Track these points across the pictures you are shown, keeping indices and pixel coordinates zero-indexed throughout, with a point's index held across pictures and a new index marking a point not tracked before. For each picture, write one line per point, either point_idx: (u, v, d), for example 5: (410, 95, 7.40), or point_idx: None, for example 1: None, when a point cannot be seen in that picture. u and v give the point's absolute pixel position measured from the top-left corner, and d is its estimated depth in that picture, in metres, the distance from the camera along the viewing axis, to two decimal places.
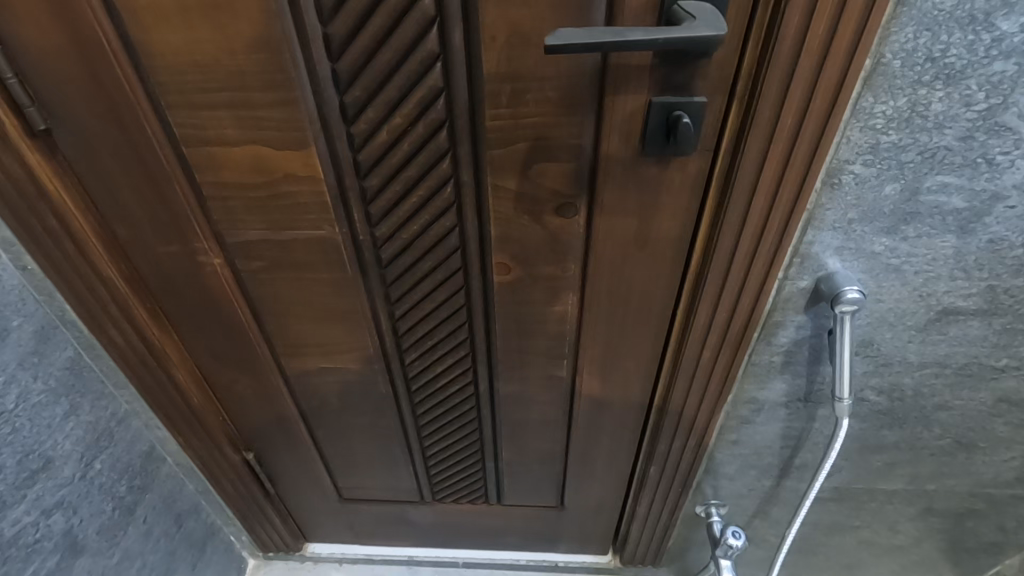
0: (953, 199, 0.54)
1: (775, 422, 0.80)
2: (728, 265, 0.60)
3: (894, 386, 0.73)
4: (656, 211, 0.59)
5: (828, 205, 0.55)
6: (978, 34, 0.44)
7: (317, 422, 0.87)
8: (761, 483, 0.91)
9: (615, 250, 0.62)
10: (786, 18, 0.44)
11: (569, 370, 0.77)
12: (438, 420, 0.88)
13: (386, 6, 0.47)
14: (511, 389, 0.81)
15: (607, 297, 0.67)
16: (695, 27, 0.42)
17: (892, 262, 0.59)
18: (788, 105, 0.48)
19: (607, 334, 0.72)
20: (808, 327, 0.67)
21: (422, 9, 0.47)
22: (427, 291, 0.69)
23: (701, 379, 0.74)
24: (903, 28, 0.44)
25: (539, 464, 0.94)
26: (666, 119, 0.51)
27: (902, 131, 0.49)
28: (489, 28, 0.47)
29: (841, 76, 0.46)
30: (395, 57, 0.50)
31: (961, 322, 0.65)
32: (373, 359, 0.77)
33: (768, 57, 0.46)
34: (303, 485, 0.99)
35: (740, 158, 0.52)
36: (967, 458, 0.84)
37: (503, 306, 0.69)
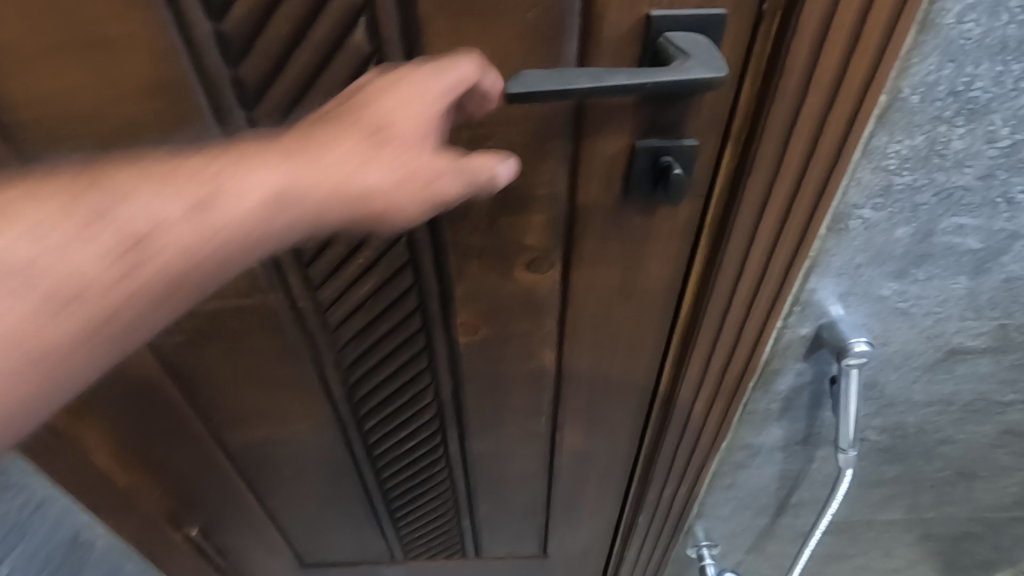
0: (969, 239, 0.48)
1: (771, 465, 0.75)
2: (724, 319, 0.54)
3: (896, 425, 0.68)
4: (641, 261, 0.52)
5: (833, 252, 0.49)
6: (1007, 65, 0.38)
7: (271, 492, 0.78)
8: (756, 522, 0.86)
9: (598, 302, 0.55)
10: (792, 49, 0.37)
11: (550, 424, 0.70)
12: (408, 478, 0.79)
13: (308, 43, 0.38)
14: (485, 447, 0.73)
15: (589, 351, 0.60)
16: (689, 68, 0.35)
17: (899, 306, 0.54)
18: (792, 147, 0.41)
19: (590, 388, 0.64)
20: (809, 373, 0.61)
21: (355, 45, 0.39)
22: (386, 353, 0.61)
23: (693, 430, 0.67)
24: (924, 59, 0.37)
25: (519, 517, 0.87)
26: (653, 164, 0.44)
27: (917, 171, 0.43)
28: None
29: (852, 116, 0.39)
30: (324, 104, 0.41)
31: (969, 361, 0.60)
32: (328, 426, 0.69)
33: (770, 94, 0.39)
34: (260, 554, 0.90)
35: (737, 206, 0.46)
36: (967, 487, 0.80)
37: (472, 367, 0.61)
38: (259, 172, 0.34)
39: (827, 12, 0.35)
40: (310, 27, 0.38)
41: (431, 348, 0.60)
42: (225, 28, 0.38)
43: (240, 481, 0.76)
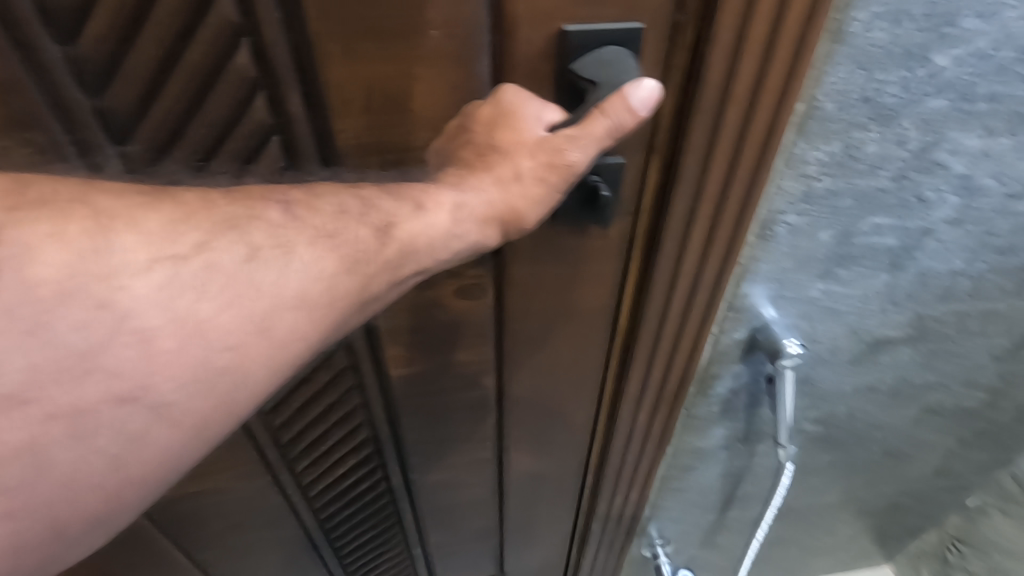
0: (886, 238, 0.49)
1: (717, 465, 0.75)
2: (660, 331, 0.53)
3: (830, 415, 0.70)
4: (576, 283, 0.50)
5: (762, 258, 0.49)
6: (913, 71, 0.38)
7: (199, 553, 0.72)
8: (706, 518, 0.87)
9: (533, 326, 0.53)
10: (709, 60, 0.36)
11: (493, 448, 0.68)
12: (349, 514, 0.76)
13: (184, 65, 0.35)
14: (429, 475, 0.70)
15: (529, 375, 0.58)
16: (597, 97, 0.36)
17: (827, 305, 0.55)
18: (716, 159, 0.41)
19: (532, 411, 0.62)
20: (746, 374, 0.61)
21: (238, 67, 0.36)
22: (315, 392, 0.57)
23: (639, 441, 0.67)
24: (836, 67, 0.37)
25: (472, 541, 0.84)
26: (579, 184, 0.42)
27: (836, 176, 0.44)
28: (336, 91, 0.37)
29: (773, 123, 0.39)
30: (213, 128, 0.38)
31: (892, 350, 0.62)
32: (254, 474, 0.64)
33: (691, 107, 0.38)
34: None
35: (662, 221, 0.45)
36: (896, 464, 0.84)
37: (408, 398, 0.59)
38: (433, 193, 0.36)
39: (740, 21, 0.34)
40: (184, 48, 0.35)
41: (364, 385, 0.57)
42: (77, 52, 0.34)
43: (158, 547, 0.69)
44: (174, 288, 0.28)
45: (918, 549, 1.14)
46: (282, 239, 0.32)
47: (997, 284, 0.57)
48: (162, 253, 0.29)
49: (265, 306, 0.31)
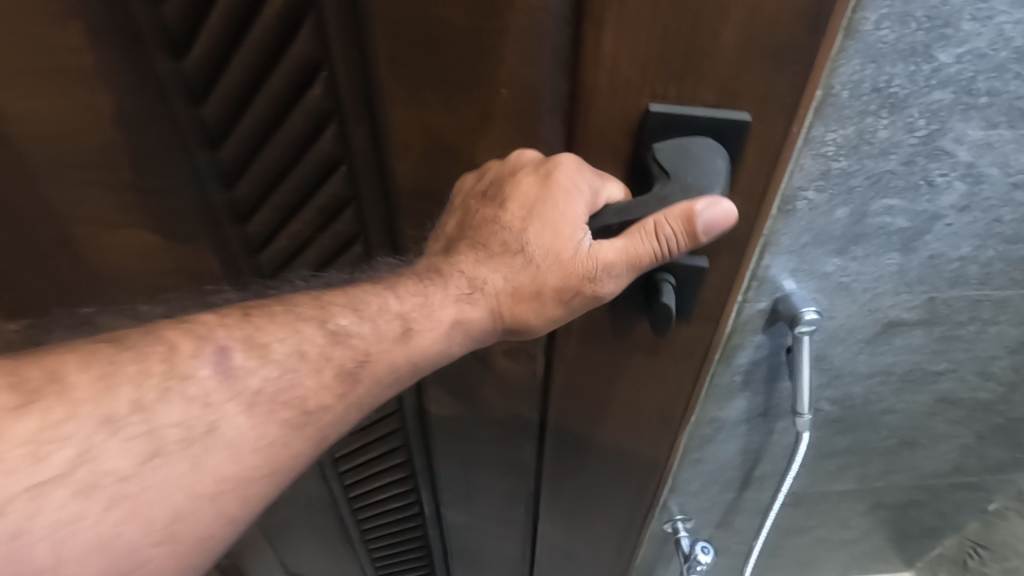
0: (897, 219, 0.55)
1: (735, 438, 0.81)
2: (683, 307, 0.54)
3: (845, 396, 0.75)
4: (623, 376, 0.58)
5: (783, 231, 0.55)
6: (919, 66, 0.45)
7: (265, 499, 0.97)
8: (724, 496, 0.92)
9: (584, 381, 0.61)
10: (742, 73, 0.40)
11: (507, 478, 0.85)
12: (373, 486, 0.99)
13: (272, 93, 0.57)
14: (452, 461, 0.86)
15: (572, 418, 0.65)
16: (668, 193, 0.44)
17: (842, 281, 0.61)
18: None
19: (573, 454, 0.70)
20: (767, 346, 0.67)
21: (311, 102, 0.56)
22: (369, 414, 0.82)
23: (658, 462, 0.67)
24: (850, 60, 0.44)
25: (485, 532, 0.99)
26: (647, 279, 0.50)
27: (851, 158, 0.50)
28: (404, 140, 0.54)
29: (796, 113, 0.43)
30: (292, 138, 0.60)
31: (906, 332, 0.67)
32: None
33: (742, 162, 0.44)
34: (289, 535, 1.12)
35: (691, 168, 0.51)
36: (911, 455, 0.88)
37: (439, 399, 0.77)
38: (421, 320, 0.54)
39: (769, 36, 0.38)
40: (272, 79, 0.56)
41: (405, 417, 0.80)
42: (186, 68, 0.58)
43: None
44: (50, 508, 0.39)
45: (938, 555, 1.15)
46: (194, 422, 0.45)
47: (1006, 273, 0.62)
48: (31, 479, 0.39)
49: (171, 487, 0.44)
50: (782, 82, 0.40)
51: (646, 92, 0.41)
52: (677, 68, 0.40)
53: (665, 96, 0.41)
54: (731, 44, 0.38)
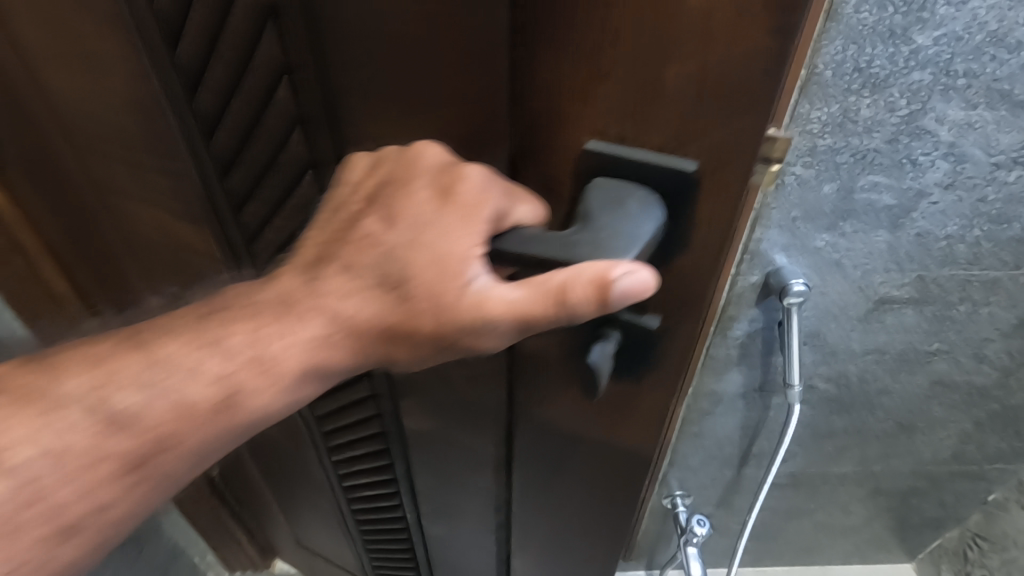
0: (884, 196, 0.58)
1: (733, 413, 0.84)
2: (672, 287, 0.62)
3: (840, 374, 0.78)
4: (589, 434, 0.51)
5: (774, 205, 0.59)
6: (897, 48, 0.48)
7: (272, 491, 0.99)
8: (724, 473, 0.96)
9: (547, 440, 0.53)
10: None
11: (481, 546, 0.75)
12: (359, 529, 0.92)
13: (248, 92, 0.42)
14: (435, 527, 0.77)
15: (533, 475, 0.59)
16: (576, 239, 0.34)
17: (833, 257, 0.64)
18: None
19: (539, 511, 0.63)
20: (760, 320, 0.71)
21: (282, 104, 0.41)
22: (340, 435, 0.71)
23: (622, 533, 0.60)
24: (832, 41, 0.48)
25: None
26: (596, 332, 0.42)
27: (836, 135, 0.54)
28: (354, 166, 0.40)
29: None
30: (271, 139, 0.43)
31: (897, 311, 0.70)
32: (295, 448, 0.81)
33: (700, 205, 0.34)
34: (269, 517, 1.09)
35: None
36: (909, 439, 0.90)
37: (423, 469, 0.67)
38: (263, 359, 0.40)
39: None
40: (247, 67, 0.40)
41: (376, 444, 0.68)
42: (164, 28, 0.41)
43: (239, 451, 0.96)
44: None
45: (940, 547, 1.17)
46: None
47: (994, 253, 0.64)
48: None
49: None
50: (746, 125, 0.31)
51: (581, 125, 0.33)
52: (633, 101, 0.32)
53: (604, 133, 0.33)
54: (681, 77, 0.30)
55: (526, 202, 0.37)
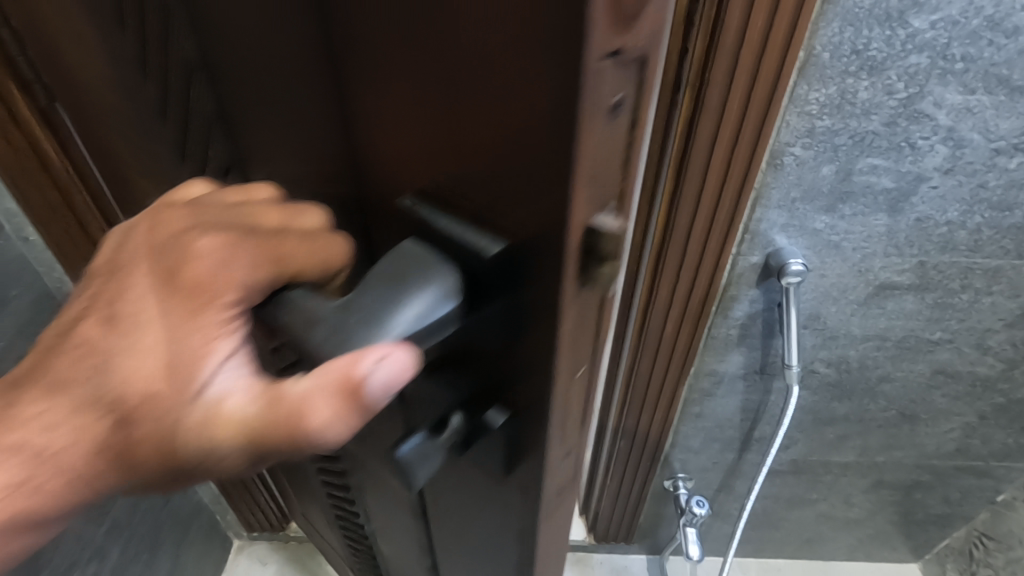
0: (882, 180, 0.60)
1: (734, 395, 0.86)
2: (676, 273, 0.70)
3: (841, 359, 0.79)
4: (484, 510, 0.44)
5: (773, 185, 0.61)
6: (894, 31, 0.50)
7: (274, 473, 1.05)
8: (725, 457, 0.97)
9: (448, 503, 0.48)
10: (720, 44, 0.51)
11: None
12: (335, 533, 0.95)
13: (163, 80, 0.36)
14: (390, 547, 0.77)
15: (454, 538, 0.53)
16: (327, 324, 0.28)
17: (832, 239, 0.65)
18: (726, 117, 0.55)
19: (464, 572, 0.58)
20: (761, 301, 0.73)
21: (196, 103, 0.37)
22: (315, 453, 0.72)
23: None
24: (829, 23, 0.50)
25: None
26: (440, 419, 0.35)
27: (834, 117, 0.56)
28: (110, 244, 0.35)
29: (773, 84, 0.53)
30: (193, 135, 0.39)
31: (897, 297, 0.71)
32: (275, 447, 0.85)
33: (526, 311, 0.27)
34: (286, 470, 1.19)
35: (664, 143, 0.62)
36: (912, 430, 0.90)
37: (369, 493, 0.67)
38: None
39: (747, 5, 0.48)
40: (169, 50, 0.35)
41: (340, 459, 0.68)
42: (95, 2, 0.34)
43: None
44: None
45: (946, 546, 1.16)
46: None
47: (995, 241, 0.65)
48: None
49: None
50: (555, 211, 0.22)
51: (402, 171, 0.28)
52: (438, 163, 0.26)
53: (418, 189, 0.28)
54: (480, 137, 0.23)
55: (298, 259, 0.31)
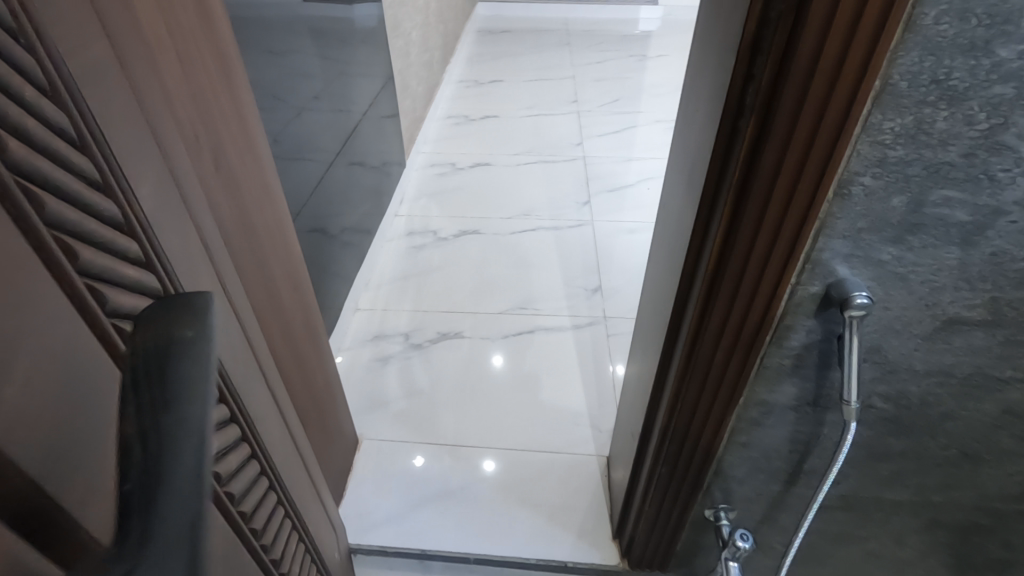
0: (957, 212, 0.57)
1: (784, 426, 0.84)
2: (731, 296, 0.68)
3: (900, 394, 0.76)
4: None
5: (838, 215, 0.59)
6: (979, 60, 0.48)
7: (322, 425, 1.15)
8: (770, 488, 0.94)
9: None
10: (794, 66, 0.50)
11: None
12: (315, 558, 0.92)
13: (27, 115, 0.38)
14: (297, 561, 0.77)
15: None
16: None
17: (899, 271, 0.63)
18: (793, 147, 0.54)
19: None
20: (818, 331, 0.71)
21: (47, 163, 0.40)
22: (262, 429, 0.71)
23: None
24: (909, 52, 0.48)
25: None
26: None
27: (908, 146, 0.54)
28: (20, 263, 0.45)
29: (845, 113, 0.51)
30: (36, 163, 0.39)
31: (966, 332, 0.68)
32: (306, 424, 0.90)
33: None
34: (342, 420, 1.30)
35: (726, 166, 0.61)
36: (973, 470, 0.86)
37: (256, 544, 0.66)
38: None
39: (821, 33, 0.47)
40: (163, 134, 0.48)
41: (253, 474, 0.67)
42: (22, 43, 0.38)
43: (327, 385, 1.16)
44: None
45: None
46: None
47: None
48: None
49: None
50: None
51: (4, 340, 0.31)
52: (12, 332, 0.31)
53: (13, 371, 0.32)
54: None
55: None
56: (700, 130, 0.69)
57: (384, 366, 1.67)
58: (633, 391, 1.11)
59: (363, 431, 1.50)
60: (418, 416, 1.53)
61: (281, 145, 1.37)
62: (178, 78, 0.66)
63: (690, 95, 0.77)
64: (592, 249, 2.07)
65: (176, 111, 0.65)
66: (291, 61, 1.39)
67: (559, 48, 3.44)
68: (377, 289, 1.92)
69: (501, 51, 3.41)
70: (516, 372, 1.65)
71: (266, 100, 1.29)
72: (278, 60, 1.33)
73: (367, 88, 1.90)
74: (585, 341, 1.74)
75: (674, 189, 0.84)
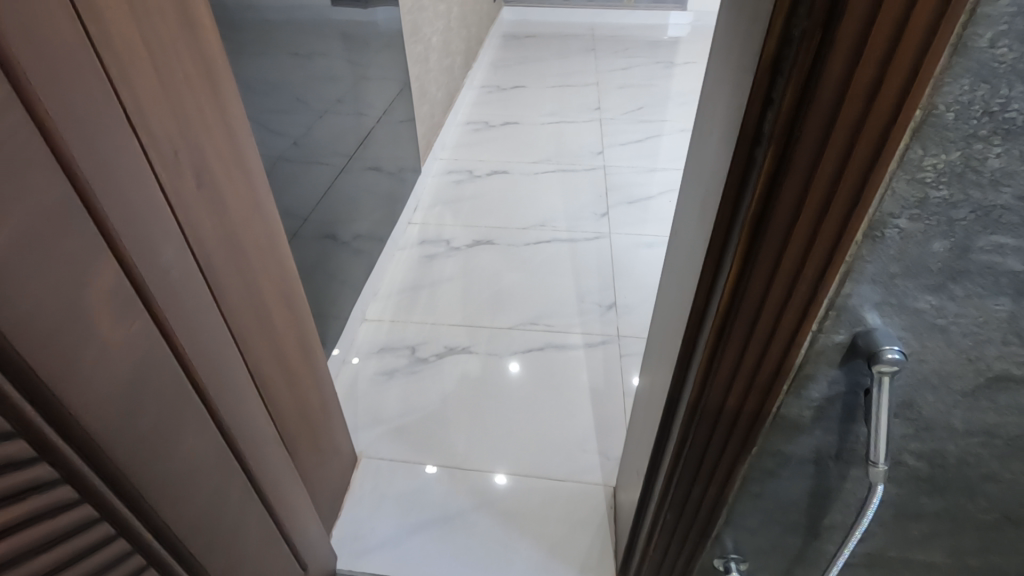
0: (1009, 259, 0.50)
1: (801, 478, 0.76)
2: (744, 341, 0.61)
3: (936, 453, 0.68)
4: None
5: (868, 259, 0.52)
6: None
7: (312, 445, 1.09)
8: (787, 541, 0.87)
9: None
10: (818, 96, 0.43)
11: None
12: None
13: None
14: None
15: None
16: None
17: (938, 322, 0.55)
18: (816, 183, 0.47)
19: None
20: (843, 382, 0.63)
21: None
22: (193, 474, 0.65)
23: None
24: (958, 78, 0.41)
25: None
26: None
27: (953, 186, 0.47)
28: None
29: (877, 152, 0.44)
30: None
31: (1014, 391, 0.60)
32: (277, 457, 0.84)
33: None
34: (336, 439, 1.24)
35: (742, 198, 0.54)
36: (1018, 536, 0.77)
37: None
38: None
39: (853, 57, 0.41)
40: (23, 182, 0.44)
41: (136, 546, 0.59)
42: None
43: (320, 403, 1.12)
44: None
45: None
46: None
47: None
48: None
49: None
50: None
51: None
52: None
53: None
54: None
55: None
56: (716, 152, 0.63)
57: (388, 380, 1.63)
58: (642, 425, 1.04)
59: (363, 448, 1.46)
60: (421, 434, 1.48)
61: (302, 148, 1.34)
62: (159, 95, 0.62)
63: (707, 111, 0.71)
64: (610, 264, 1.99)
65: (154, 129, 0.61)
66: (317, 65, 1.37)
67: (585, 53, 3.37)
68: (387, 299, 1.88)
69: (526, 56, 3.36)
70: (524, 391, 1.59)
71: (291, 102, 1.27)
72: (303, 62, 1.30)
73: (385, 93, 1.86)
74: (597, 361, 1.67)
75: (689, 214, 0.78)
